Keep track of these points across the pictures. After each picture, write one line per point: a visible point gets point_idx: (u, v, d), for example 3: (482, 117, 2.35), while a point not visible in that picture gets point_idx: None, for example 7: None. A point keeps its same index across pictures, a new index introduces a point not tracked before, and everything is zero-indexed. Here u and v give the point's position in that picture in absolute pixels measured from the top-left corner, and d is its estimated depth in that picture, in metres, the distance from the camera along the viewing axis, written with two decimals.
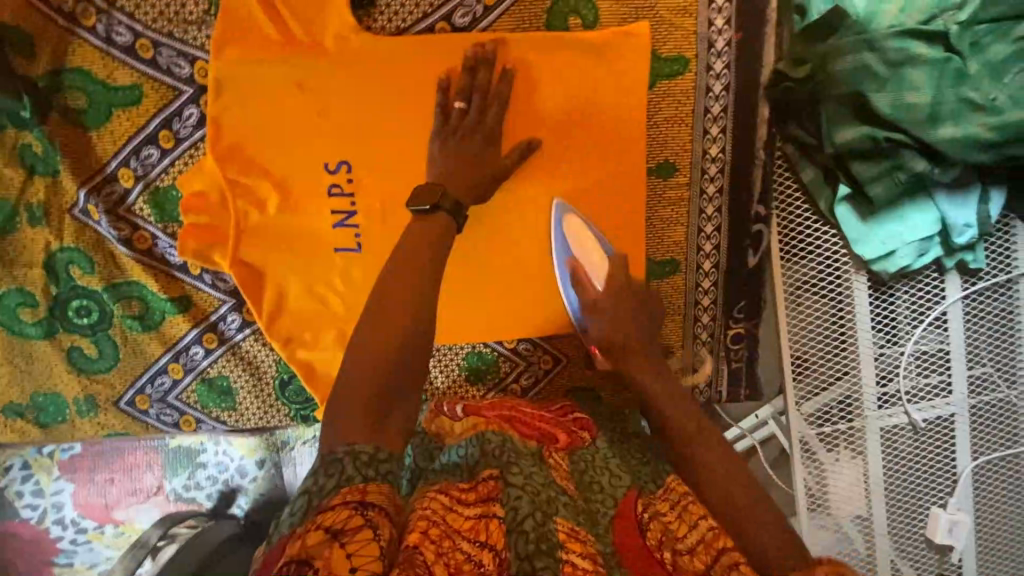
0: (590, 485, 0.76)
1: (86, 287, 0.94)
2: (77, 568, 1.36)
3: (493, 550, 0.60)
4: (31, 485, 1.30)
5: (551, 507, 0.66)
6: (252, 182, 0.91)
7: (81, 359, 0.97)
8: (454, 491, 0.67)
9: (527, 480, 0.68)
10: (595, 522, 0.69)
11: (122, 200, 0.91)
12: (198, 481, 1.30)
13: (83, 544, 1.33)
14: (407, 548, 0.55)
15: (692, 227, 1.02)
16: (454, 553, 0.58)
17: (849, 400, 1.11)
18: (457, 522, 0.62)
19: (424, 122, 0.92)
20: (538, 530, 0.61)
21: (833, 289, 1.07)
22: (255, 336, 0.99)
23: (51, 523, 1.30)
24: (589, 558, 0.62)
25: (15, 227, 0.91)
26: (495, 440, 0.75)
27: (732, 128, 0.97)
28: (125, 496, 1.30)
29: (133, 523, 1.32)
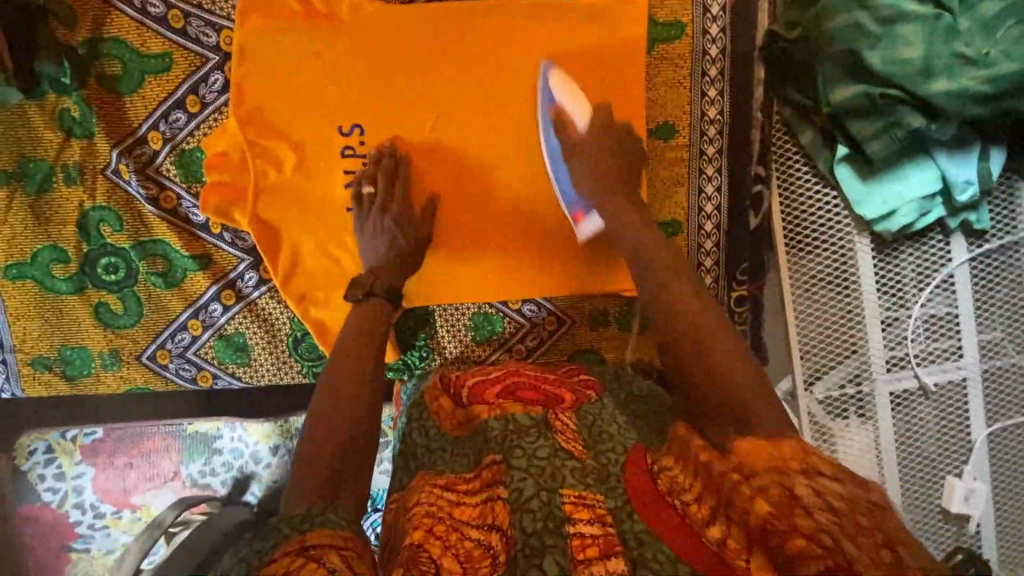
0: (599, 436, 0.72)
1: (115, 244, 1.00)
2: (93, 555, 1.33)
3: (500, 530, 0.65)
4: (54, 469, 1.30)
5: (556, 479, 0.65)
6: (270, 143, 0.97)
7: (108, 314, 1.02)
8: (459, 484, 0.73)
9: (533, 452, 0.69)
10: (606, 477, 0.66)
11: (150, 161, 0.98)
12: (214, 467, 1.30)
13: (100, 530, 1.32)
14: (411, 547, 0.63)
15: (693, 188, 1.04)
16: (462, 543, 0.64)
17: (857, 366, 1.10)
18: (463, 515, 0.67)
19: (431, 86, 0.97)
20: (546, 508, 0.62)
21: (836, 252, 1.07)
22: (271, 294, 1.04)
23: (71, 508, 1.31)
24: (598, 523, 0.61)
25: (52, 186, 0.98)
26: (496, 425, 0.75)
27: (729, 91, 1.00)
28: (142, 482, 1.31)
29: (150, 508, 1.32)
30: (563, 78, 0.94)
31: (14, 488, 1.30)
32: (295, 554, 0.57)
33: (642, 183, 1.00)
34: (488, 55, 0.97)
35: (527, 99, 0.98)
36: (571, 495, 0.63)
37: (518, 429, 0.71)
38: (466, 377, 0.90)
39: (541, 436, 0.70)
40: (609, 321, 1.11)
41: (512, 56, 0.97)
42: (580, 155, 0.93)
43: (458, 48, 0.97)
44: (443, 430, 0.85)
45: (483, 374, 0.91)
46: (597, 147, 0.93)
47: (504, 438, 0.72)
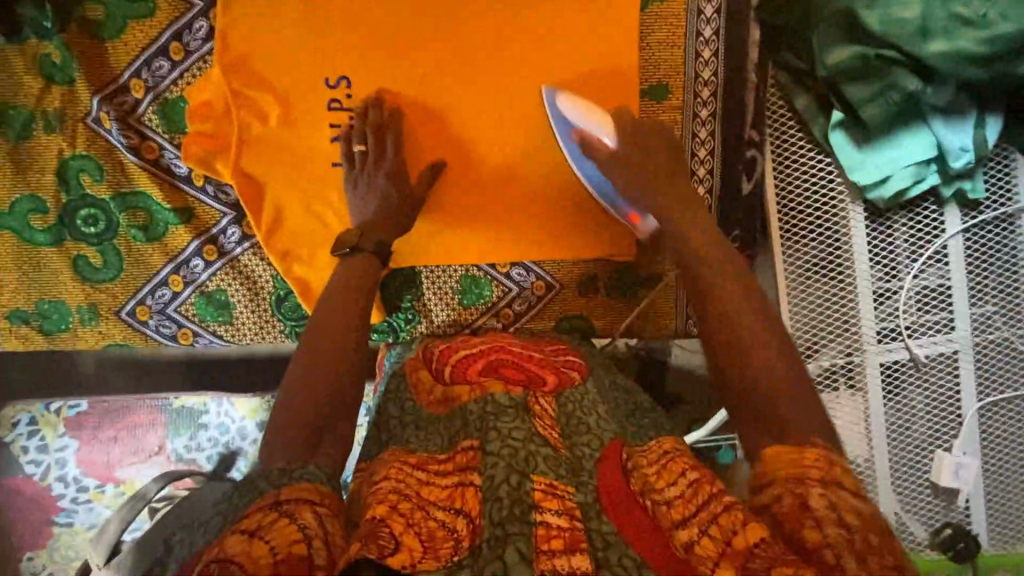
0: (577, 427, 0.73)
1: (96, 196, 0.98)
2: (76, 529, 1.40)
3: (467, 516, 0.63)
4: (37, 441, 1.38)
5: (529, 463, 0.64)
6: (255, 94, 0.95)
7: (86, 268, 1.00)
8: (431, 465, 0.71)
9: (507, 437, 0.67)
10: (580, 470, 0.66)
11: (132, 110, 0.95)
12: (200, 441, 1.38)
13: (83, 503, 1.39)
14: (372, 521, 0.60)
15: (686, 151, 1.02)
16: (425, 522, 0.61)
17: (847, 336, 1.08)
18: (431, 494, 0.66)
19: (414, 59, 0.96)
20: (514, 494, 0.61)
21: (828, 219, 1.06)
22: (254, 251, 1.02)
23: (54, 480, 1.39)
24: (566, 516, 0.60)
25: (31, 134, 0.95)
26: (476, 408, 0.73)
27: (724, 52, 0.99)
28: (128, 455, 1.39)
29: (134, 482, 1.39)
30: (570, 99, 0.91)
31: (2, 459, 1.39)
32: (269, 509, 0.58)
33: None
34: (482, 47, 0.96)
35: (520, 88, 0.97)
36: (542, 484, 0.63)
37: (497, 410, 0.71)
38: (452, 353, 0.91)
39: (518, 416, 0.70)
40: (598, 286, 1.09)
41: (504, 11, 0.95)
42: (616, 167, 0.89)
43: (453, 1, 0.95)
44: (419, 403, 0.86)
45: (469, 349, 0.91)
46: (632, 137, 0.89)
47: (481, 420, 0.71)
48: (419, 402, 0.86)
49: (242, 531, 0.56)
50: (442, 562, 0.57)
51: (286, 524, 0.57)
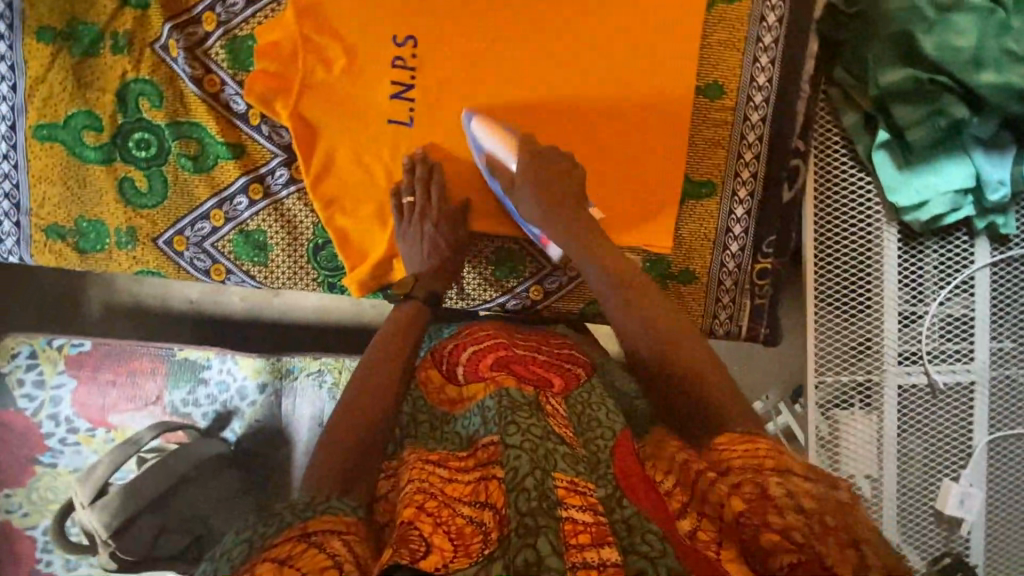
0: (588, 422, 0.75)
1: (152, 121, 0.99)
2: (58, 471, 1.33)
3: (493, 508, 0.63)
4: (34, 375, 1.36)
5: (549, 461, 0.65)
6: (323, 41, 0.97)
7: (131, 191, 1.01)
8: (451, 461, 0.72)
9: (526, 434, 0.67)
10: (597, 465, 0.67)
11: (201, 42, 0.97)
12: (198, 397, 1.35)
13: (71, 445, 1.34)
14: (400, 526, 0.59)
15: (733, 151, 1.04)
16: (452, 519, 0.61)
17: (868, 353, 1.09)
18: (455, 492, 0.66)
19: (453, 48, 0.99)
20: (540, 489, 0.61)
21: (862, 237, 1.08)
22: (299, 195, 1.02)
23: (46, 417, 1.34)
24: (590, 511, 0.61)
25: (99, 51, 0.96)
26: (492, 404, 0.74)
27: (781, 60, 1.01)
28: (123, 400, 1.35)
29: (125, 430, 1.34)
30: (485, 124, 0.97)
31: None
32: (297, 539, 0.60)
33: (681, 135, 1.02)
34: (546, 23, 1.00)
35: (553, 81, 1.01)
36: (564, 482, 0.63)
37: (512, 405, 0.71)
38: (462, 349, 0.88)
39: (533, 414, 0.71)
40: None
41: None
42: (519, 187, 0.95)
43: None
44: (430, 402, 0.85)
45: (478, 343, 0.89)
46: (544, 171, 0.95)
47: (499, 415, 0.71)
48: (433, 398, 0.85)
49: (273, 559, 0.57)
50: (472, 558, 0.58)
51: (315, 552, 0.58)
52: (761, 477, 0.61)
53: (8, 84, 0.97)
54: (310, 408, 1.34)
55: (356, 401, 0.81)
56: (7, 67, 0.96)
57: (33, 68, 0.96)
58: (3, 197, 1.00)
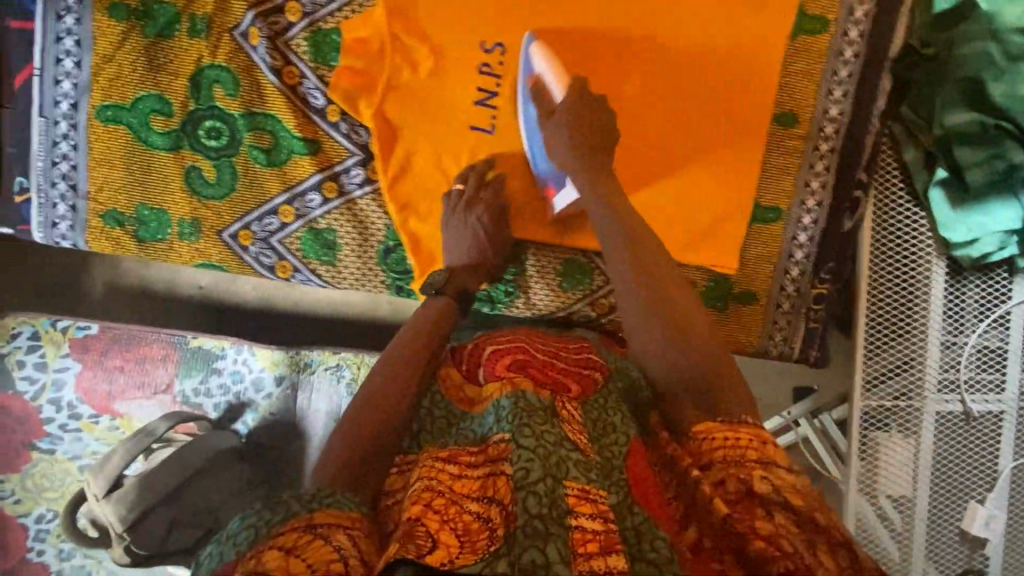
0: (603, 430, 0.77)
1: (224, 110, 0.95)
2: (56, 458, 1.36)
3: (501, 505, 0.64)
4: (36, 358, 1.38)
5: (561, 469, 0.65)
6: (411, 42, 0.95)
7: (199, 182, 0.97)
8: (461, 457, 0.72)
9: (537, 441, 0.68)
10: (611, 471, 0.71)
11: (283, 32, 0.93)
12: (210, 387, 1.38)
13: (72, 431, 1.36)
14: (408, 521, 0.60)
15: (801, 180, 1.07)
16: (460, 516, 0.62)
17: (911, 380, 1.14)
18: (464, 488, 0.67)
19: None
20: (550, 494, 0.62)
21: (912, 270, 1.12)
22: (373, 196, 1.00)
23: (47, 402, 1.37)
24: (599, 519, 0.63)
25: (174, 33, 0.92)
26: (506, 403, 0.74)
27: (853, 95, 1.03)
28: (130, 388, 1.37)
29: (131, 418, 1.37)
30: (545, 51, 0.93)
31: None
32: (303, 530, 0.60)
33: (753, 160, 1.04)
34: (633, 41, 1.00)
35: (640, 97, 1.03)
36: (575, 488, 0.64)
37: (527, 408, 0.72)
38: (480, 350, 0.90)
39: (550, 423, 0.71)
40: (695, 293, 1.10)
41: (661, 19, 1.01)
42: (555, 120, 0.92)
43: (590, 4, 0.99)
44: (448, 399, 0.86)
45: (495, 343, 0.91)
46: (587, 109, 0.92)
47: (512, 415, 0.71)
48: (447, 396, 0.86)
49: (278, 548, 0.59)
50: (479, 554, 0.58)
51: (321, 545, 0.59)
52: (744, 471, 0.64)
53: (74, 60, 0.92)
54: (328, 403, 1.34)
55: (377, 398, 0.79)
56: (75, 42, 0.91)
57: (103, 45, 0.91)
58: (59, 179, 0.95)
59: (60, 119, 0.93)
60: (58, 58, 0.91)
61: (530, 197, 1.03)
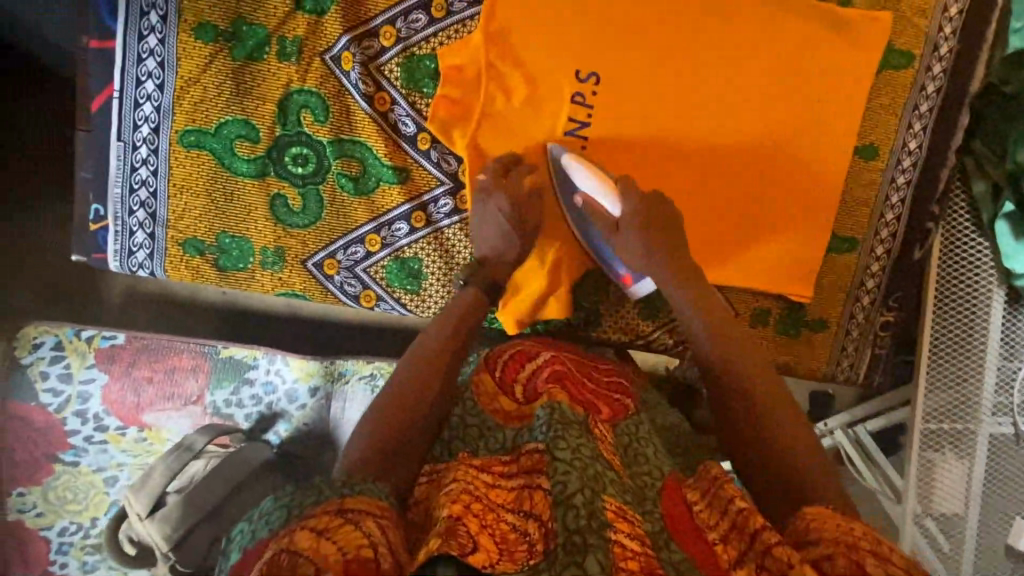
0: (635, 457, 0.73)
1: (312, 136, 0.92)
2: (80, 470, 1.31)
3: (538, 519, 0.60)
4: (60, 369, 1.32)
5: (599, 483, 0.62)
6: (507, 70, 0.93)
7: (283, 209, 0.94)
8: (495, 466, 0.70)
9: (575, 454, 0.64)
10: (643, 500, 0.66)
11: (376, 57, 0.90)
12: (242, 398, 1.34)
13: (97, 443, 1.31)
14: (449, 518, 0.58)
15: (876, 211, 1.09)
16: (499, 524, 0.60)
17: (965, 404, 1.17)
18: (498, 498, 0.65)
19: (637, 91, 0.98)
20: (591, 507, 0.58)
21: (973, 298, 1.14)
22: (461, 226, 0.98)
23: (71, 414, 1.31)
24: (638, 540, 0.58)
25: (263, 56, 0.88)
26: (543, 416, 0.69)
27: (932, 128, 1.05)
28: (160, 399, 1.33)
29: (159, 431, 1.33)
30: (580, 162, 0.91)
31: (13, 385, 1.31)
32: (333, 514, 0.58)
33: (835, 192, 1.05)
34: (726, 73, 0.99)
35: (730, 126, 1.01)
36: (614, 505, 0.60)
37: (564, 420, 0.68)
38: (518, 365, 0.84)
39: (584, 437, 0.67)
40: (768, 319, 1.12)
41: (755, 48, 0.99)
42: (625, 234, 0.90)
43: (687, 35, 0.98)
44: (479, 406, 0.80)
45: (531, 357, 0.86)
46: (651, 215, 0.90)
47: (549, 426, 0.67)
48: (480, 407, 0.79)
49: (309, 530, 0.56)
50: (519, 567, 0.56)
51: (351, 530, 0.57)
52: (855, 553, 0.54)
53: (156, 83, 0.87)
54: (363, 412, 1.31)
55: (398, 398, 0.76)
56: (157, 64, 0.87)
57: (186, 68, 0.87)
58: (137, 206, 0.91)
59: (140, 144, 0.89)
60: (139, 79, 0.87)
61: None
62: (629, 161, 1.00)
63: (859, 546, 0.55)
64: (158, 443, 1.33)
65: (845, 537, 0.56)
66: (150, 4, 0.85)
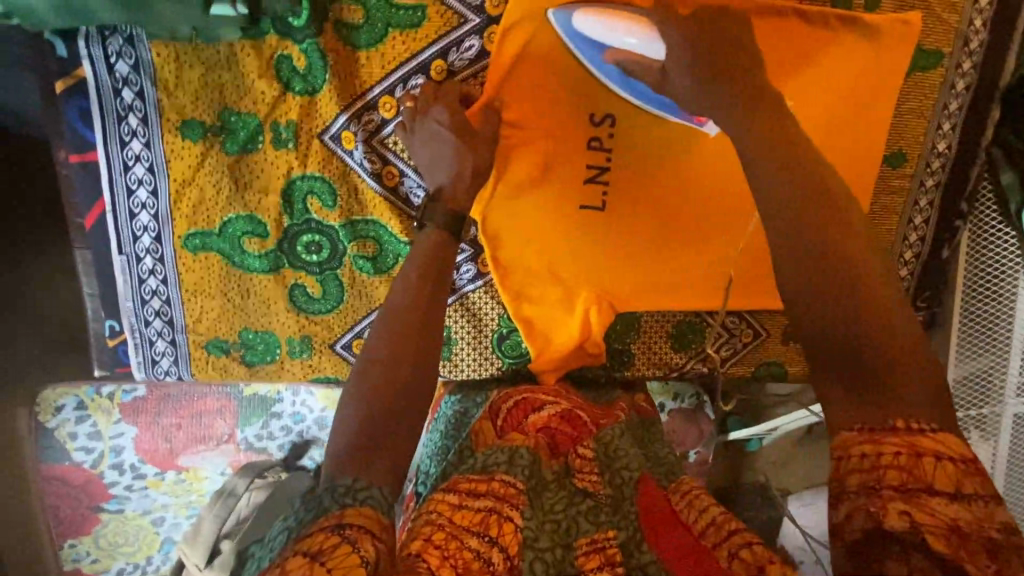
0: (614, 454, 0.76)
1: (322, 221, 0.87)
2: (127, 515, 1.37)
3: (503, 550, 0.61)
4: (87, 427, 1.29)
5: (569, 533, 0.67)
6: (518, 130, 0.87)
7: (303, 298, 0.90)
8: (462, 483, 0.68)
9: (547, 503, 0.69)
10: (620, 502, 0.71)
11: (377, 131, 0.84)
12: (272, 430, 1.34)
13: (138, 490, 1.34)
14: (407, 557, 0.58)
15: (905, 216, 1.06)
16: (462, 553, 0.59)
17: (989, 389, 1.11)
18: (464, 519, 0.63)
19: (659, 131, 0.91)
20: (558, 564, 0.63)
21: (999, 287, 1.06)
22: (485, 288, 1.00)
23: (108, 468, 1.32)
24: (608, 566, 0.64)
25: (258, 145, 0.82)
26: (527, 456, 0.71)
27: (961, 126, 1.01)
28: (193, 443, 1.33)
29: (197, 470, 1.35)
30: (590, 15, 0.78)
31: (41, 447, 1.29)
32: (330, 531, 0.54)
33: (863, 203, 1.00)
34: None
35: None
36: (585, 544, 0.66)
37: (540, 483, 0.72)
38: (521, 415, 0.83)
39: (561, 489, 0.72)
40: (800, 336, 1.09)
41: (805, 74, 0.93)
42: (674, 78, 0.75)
43: None
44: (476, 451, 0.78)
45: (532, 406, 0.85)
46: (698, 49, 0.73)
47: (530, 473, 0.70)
48: (474, 448, 0.78)
49: (303, 553, 0.53)
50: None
51: (348, 553, 0.52)
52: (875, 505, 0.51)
53: (148, 189, 0.82)
54: None
55: (380, 357, 0.69)
56: (146, 169, 0.81)
57: (178, 170, 0.81)
58: (153, 316, 0.88)
59: (143, 254, 0.85)
60: (129, 188, 0.82)
61: (662, 280, 0.98)
62: (650, 207, 0.94)
63: (888, 490, 0.51)
64: (199, 481, 1.36)
65: (872, 483, 0.52)
66: (126, 107, 0.78)
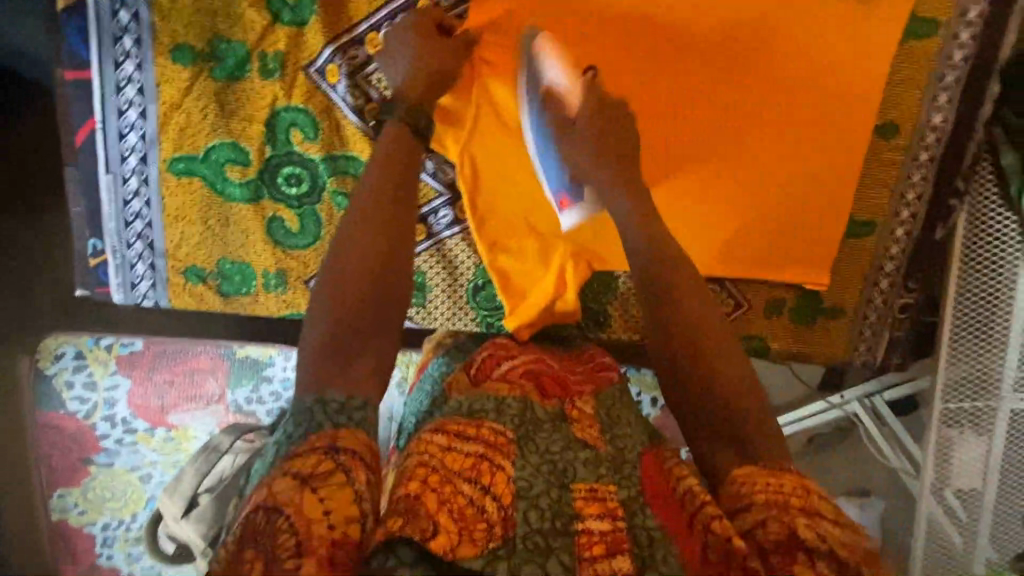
0: (616, 421, 0.72)
1: (304, 154, 0.88)
2: (115, 470, 1.36)
3: (498, 500, 0.59)
4: (84, 377, 1.30)
5: (566, 475, 0.63)
6: (500, 73, 0.88)
7: (281, 232, 0.92)
8: (450, 424, 0.65)
9: (545, 444, 0.66)
10: (622, 466, 0.65)
11: (362, 67, 0.85)
12: (262, 395, 1.32)
13: (128, 445, 1.35)
14: (407, 496, 0.56)
15: (896, 192, 1.04)
16: (456, 498, 0.58)
17: (982, 385, 1.03)
18: (455, 464, 0.61)
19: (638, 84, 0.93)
20: (554, 506, 0.60)
21: (996, 276, 0.98)
22: (462, 236, 1.00)
23: (100, 420, 1.33)
24: (608, 518, 0.60)
25: (245, 74, 0.85)
26: (516, 406, 0.69)
27: (959, 100, 0.98)
28: (184, 400, 1.33)
29: (187, 430, 1.34)
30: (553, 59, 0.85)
31: (39, 393, 1.32)
32: (324, 454, 0.56)
33: (854, 171, 0.98)
34: (739, 55, 0.92)
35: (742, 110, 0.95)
36: (583, 490, 0.62)
37: (535, 423, 0.68)
38: (493, 364, 0.78)
39: (556, 432, 0.67)
40: (781, 310, 1.10)
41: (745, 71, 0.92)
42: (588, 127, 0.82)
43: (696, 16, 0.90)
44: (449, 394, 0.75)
45: (511, 356, 0.80)
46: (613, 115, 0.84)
47: (519, 421, 0.67)
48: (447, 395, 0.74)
49: (294, 476, 0.54)
50: (479, 550, 0.56)
51: (343, 486, 0.55)
52: (787, 517, 0.55)
53: (137, 111, 0.85)
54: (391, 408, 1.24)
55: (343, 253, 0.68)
56: (137, 91, 0.84)
57: (167, 93, 0.84)
58: (135, 239, 0.91)
59: (129, 175, 0.87)
60: (120, 109, 0.85)
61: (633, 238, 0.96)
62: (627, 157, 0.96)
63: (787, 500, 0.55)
64: (187, 442, 1.35)
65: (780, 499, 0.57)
66: (121, 28, 0.81)
